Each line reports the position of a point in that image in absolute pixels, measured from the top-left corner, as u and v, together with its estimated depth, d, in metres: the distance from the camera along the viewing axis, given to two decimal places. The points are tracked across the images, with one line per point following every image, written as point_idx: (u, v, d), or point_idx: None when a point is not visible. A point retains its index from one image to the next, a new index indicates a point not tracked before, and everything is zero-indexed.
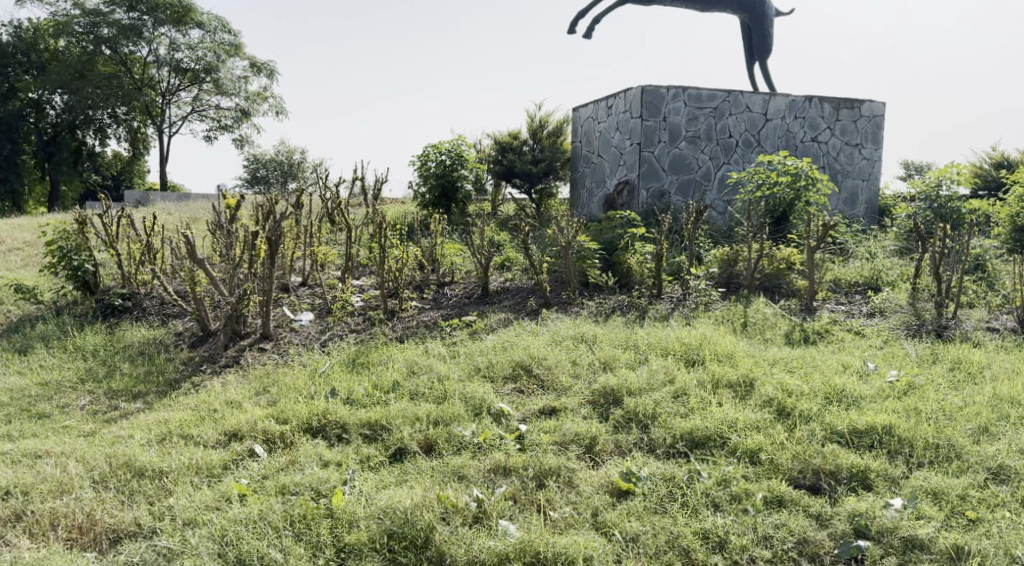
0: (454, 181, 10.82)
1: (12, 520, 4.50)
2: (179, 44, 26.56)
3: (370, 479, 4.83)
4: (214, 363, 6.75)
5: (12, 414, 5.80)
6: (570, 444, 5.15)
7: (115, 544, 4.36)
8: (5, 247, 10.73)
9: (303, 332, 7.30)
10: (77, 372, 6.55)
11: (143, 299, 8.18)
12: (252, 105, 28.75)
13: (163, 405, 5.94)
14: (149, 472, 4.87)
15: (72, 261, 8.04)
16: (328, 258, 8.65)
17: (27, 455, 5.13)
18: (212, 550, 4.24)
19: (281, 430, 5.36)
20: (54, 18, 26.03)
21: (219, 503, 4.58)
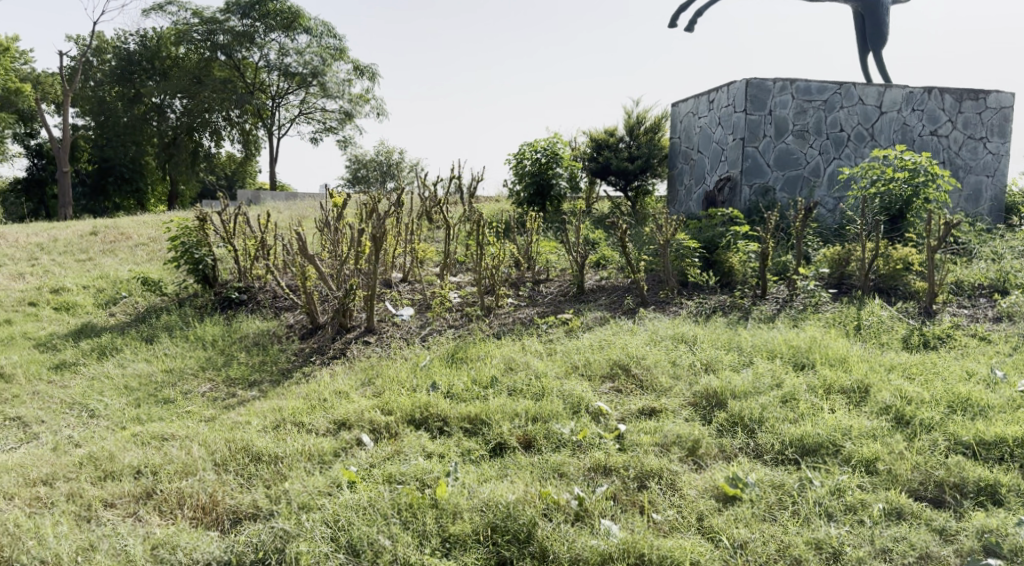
0: (549, 178, 10.81)
1: (143, 497, 4.76)
2: (288, 49, 27.53)
3: (472, 473, 4.89)
4: (322, 355, 6.99)
5: (140, 398, 6.15)
6: (672, 446, 5.08)
7: (236, 524, 4.56)
8: (133, 242, 11.39)
9: (404, 326, 7.45)
10: (198, 360, 6.88)
11: (257, 292, 8.54)
12: (355, 106, 29.52)
13: (276, 394, 6.18)
14: (265, 457, 5.08)
15: (194, 255, 8.48)
16: (427, 254, 8.80)
17: (154, 437, 5.43)
18: (326, 534, 4.37)
19: (387, 421, 5.50)
20: (176, 26, 27.49)
21: (331, 489, 4.74)
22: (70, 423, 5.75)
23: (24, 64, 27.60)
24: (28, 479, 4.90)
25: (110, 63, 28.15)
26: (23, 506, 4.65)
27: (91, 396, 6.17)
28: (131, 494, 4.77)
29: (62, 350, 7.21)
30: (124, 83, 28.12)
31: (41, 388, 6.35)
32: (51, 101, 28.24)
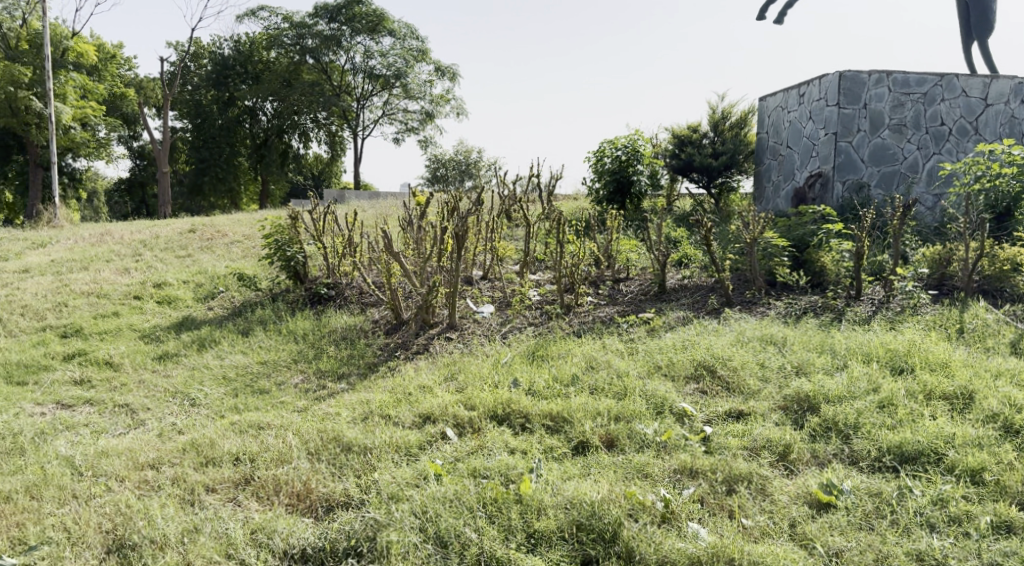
0: (629, 175, 10.71)
1: (242, 483, 4.95)
2: (373, 52, 28.09)
3: (556, 470, 4.90)
4: (407, 350, 7.12)
5: (237, 389, 6.38)
6: (762, 450, 4.99)
7: (329, 512, 4.70)
8: (229, 239, 11.85)
9: (486, 324, 7.50)
10: (291, 353, 7.10)
11: (344, 288, 8.76)
12: (436, 107, 29.92)
13: (363, 387, 6.32)
14: (356, 448, 5.22)
15: (286, 252, 8.76)
16: (507, 252, 8.83)
17: (251, 425, 5.64)
18: (414, 524, 4.46)
19: (470, 416, 5.56)
20: (267, 32, 28.48)
21: (418, 481, 4.83)
22: (173, 410, 6.02)
23: (128, 69, 28.94)
24: (137, 462, 5.14)
25: (206, 68, 29.26)
26: (132, 488, 4.87)
27: (192, 386, 6.44)
28: (231, 480, 4.96)
29: (165, 342, 7.53)
30: (219, 87, 29.22)
31: (146, 377, 6.66)
32: (152, 105, 29.53)
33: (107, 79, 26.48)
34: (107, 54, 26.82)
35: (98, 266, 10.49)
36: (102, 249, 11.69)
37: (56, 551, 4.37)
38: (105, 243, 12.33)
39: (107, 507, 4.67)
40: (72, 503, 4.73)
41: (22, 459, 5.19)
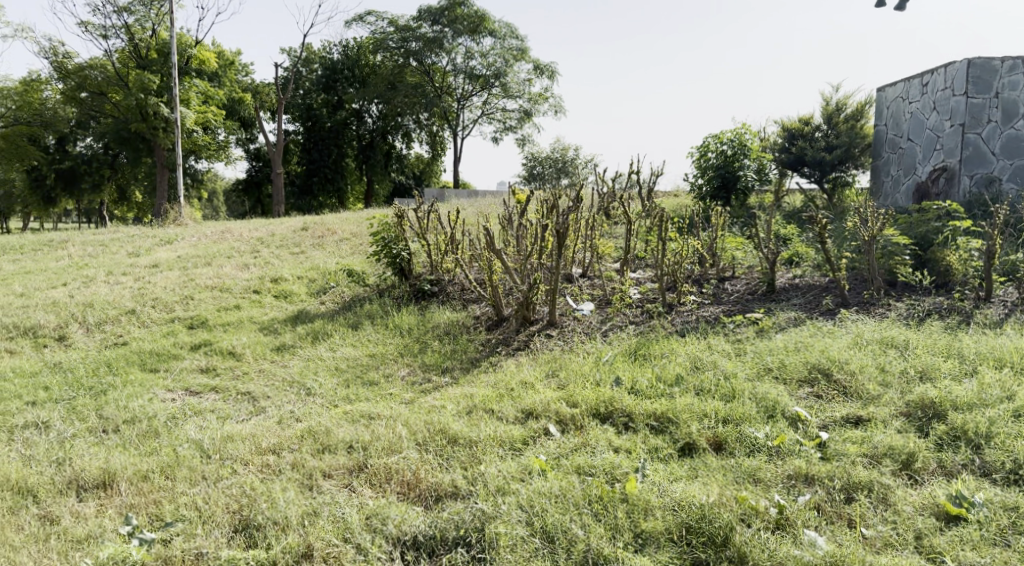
0: (735, 171, 10.46)
1: (355, 470, 5.12)
2: (474, 53, 28.39)
3: (662, 470, 4.86)
4: (508, 346, 7.18)
5: (348, 379, 6.60)
6: (883, 458, 4.81)
7: (438, 501, 4.83)
8: (338, 237, 12.24)
9: (586, 321, 7.45)
10: (398, 347, 7.29)
11: (447, 285, 8.91)
12: (535, 105, 29.98)
13: (466, 381, 6.43)
14: (461, 440, 5.33)
15: (392, 250, 9.00)
16: (608, 250, 8.73)
17: (363, 415, 5.82)
18: (521, 519, 4.56)
19: (573, 414, 5.57)
20: (374, 36, 29.38)
21: (523, 475, 4.91)
22: (291, 399, 6.27)
23: (245, 75, 30.22)
24: (259, 447, 5.37)
25: (317, 72, 30.25)
26: (255, 471, 5.10)
27: (307, 376, 6.70)
28: (346, 466, 5.14)
29: (282, 334, 7.85)
30: (329, 91, 30.18)
31: (265, 367, 6.98)
32: (266, 109, 30.75)
33: (225, 85, 27.73)
34: (226, 61, 28.10)
35: (220, 262, 11.02)
36: (223, 246, 12.28)
37: (189, 528, 4.60)
38: (225, 240, 12.93)
39: (233, 488, 4.90)
40: (202, 483, 4.99)
41: (156, 441, 5.51)
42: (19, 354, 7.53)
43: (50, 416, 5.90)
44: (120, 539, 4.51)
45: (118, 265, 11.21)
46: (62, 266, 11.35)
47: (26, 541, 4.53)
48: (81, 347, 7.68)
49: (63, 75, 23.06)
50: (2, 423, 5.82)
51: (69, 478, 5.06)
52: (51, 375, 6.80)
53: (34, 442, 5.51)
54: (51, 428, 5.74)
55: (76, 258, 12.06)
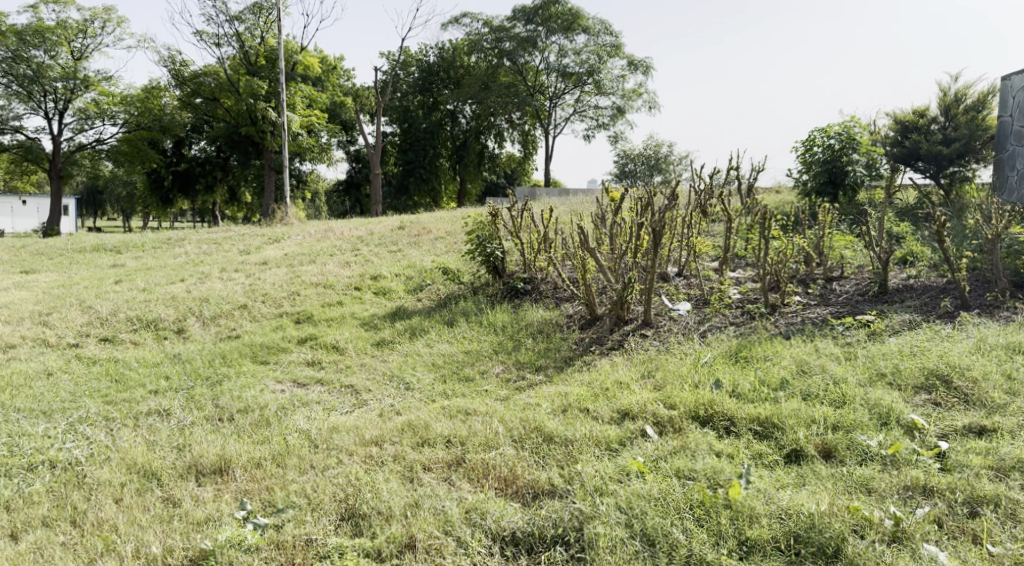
0: (843, 166, 10.07)
1: (453, 465, 5.17)
2: (567, 50, 28.31)
3: (767, 477, 4.75)
4: (601, 345, 7.12)
5: (445, 375, 6.68)
6: (1011, 472, 4.58)
7: (536, 499, 4.83)
8: (433, 235, 12.42)
9: (683, 322, 7.27)
10: (492, 343, 7.34)
11: (539, 283, 8.89)
12: (628, 101, 29.65)
13: (561, 379, 6.41)
14: (557, 439, 5.31)
15: (486, 248, 9.08)
16: (705, 248, 8.51)
17: (459, 411, 5.87)
18: (621, 520, 4.54)
19: (670, 416, 5.47)
20: (470, 37, 29.71)
21: (621, 476, 4.87)
22: (390, 392, 6.39)
23: (345, 79, 31.05)
24: (362, 438, 5.48)
25: (414, 75, 30.80)
26: (359, 462, 5.21)
27: (405, 370, 6.82)
28: (445, 460, 5.19)
29: (382, 329, 8.01)
30: (424, 93, 30.65)
31: (366, 361, 7.13)
32: (365, 111, 31.49)
33: (328, 89, 28.55)
34: (328, 66, 28.94)
35: (323, 259, 11.35)
36: (326, 244, 12.65)
37: (299, 514, 4.73)
38: (327, 238, 13.31)
39: (339, 478, 5.01)
40: (310, 472, 5.12)
41: (268, 430, 5.68)
42: (141, 345, 7.91)
43: (171, 404, 6.17)
44: (237, 523, 4.65)
45: (229, 263, 11.67)
46: (178, 263, 11.87)
47: (151, 521, 4.69)
48: (197, 340, 8.02)
49: (179, 82, 24.19)
50: (128, 409, 6.11)
51: (189, 463, 5.25)
52: (172, 366, 7.12)
53: (156, 429, 5.75)
54: (172, 415, 5.99)
55: (192, 256, 12.61)
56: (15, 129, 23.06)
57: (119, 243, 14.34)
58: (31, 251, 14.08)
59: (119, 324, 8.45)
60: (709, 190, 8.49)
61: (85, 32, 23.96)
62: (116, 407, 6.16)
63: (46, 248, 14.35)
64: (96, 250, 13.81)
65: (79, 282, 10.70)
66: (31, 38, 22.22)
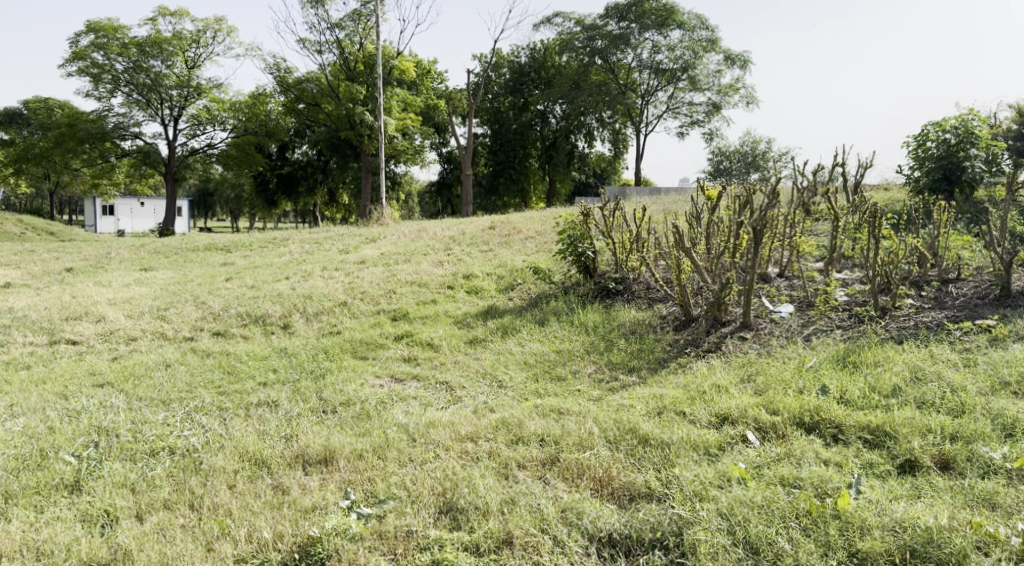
0: (960, 161, 9.56)
1: (548, 463, 5.17)
2: (661, 46, 27.88)
3: (879, 488, 4.58)
4: (697, 347, 6.96)
5: (538, 374, 6.68)
6: None
7: (633, 502, 4.77)
8: (523, 235, 12.47)
9: (785, 324, 7.04)
10: (584, 343, 7.30)
11: (632, 283, 8.78)
12: (724, 97, 29.04)
13: (656, 381, 6.31)
14: (653, 441, 5.24)
15: (577, 248, 9.04)
16: (809, 248, 8.23)
17: (553, 410, 5.86)
18: (722, 526, 4.45)
19: (773, 421, 5.33)
20: (561, 37, 29.85)
21: (721, 482, 4.77)
22: (484, 390, 6.43)
23: (439, 81, 31.59)
24: (458, 434, 5.53)
25: (506, 76, 31.46)
26: (456, 457, 5.26)
27: (498, 368, 6.86)
28: (539, 459, 5.19)
29: (475, 327, 8.08)
30: (515, 94, 31.17)
31: (460, 358, 7.21)
32: (459, 113, 31.90)
33: (423, 92, 29.07)
34: (423, 69, 29.44)
35: (417, 258, 11.54)
36: (420, 243, 12.88)
37: (400, 506, 4.80)
38: (421, 237, 13.58)
39: (437, 472, 5.07)
40: (409, 465, 5.20)
41: (368, 423, 5.81)
42: (251, 339, 8.22)
43: (278, 396, 6.38)
44: (341, 512, 4.76)
45: (330, 261, 11.99)
46: (282, 262, 12.28)
47: (263, 507, 4.84)
48: (301, 335, 8.26)
49: (284, 88, 25.06)
50: (239, 400, 6.35)
51: (296, 453, 5.41)
52: (279, 359, 7.36)
53: (266, 419, 5.96)
54: (279, 406, 6.20)
55: (295, 255, 13.02)
56: (135, 135, 24.28)
57: (227, 243, 14.95)
58: (148, 250, 14.81)
59: (230, 319, 8.80)
60: (812, 188, 8.21)
61: (198, 42, 25.05)
62: (228, 397, 6.41)
63: (161, 247, 15.08)
64: (205, 249, 14.42)
65: (193, 279, 11.19)
66: (151, 49, 23.31)
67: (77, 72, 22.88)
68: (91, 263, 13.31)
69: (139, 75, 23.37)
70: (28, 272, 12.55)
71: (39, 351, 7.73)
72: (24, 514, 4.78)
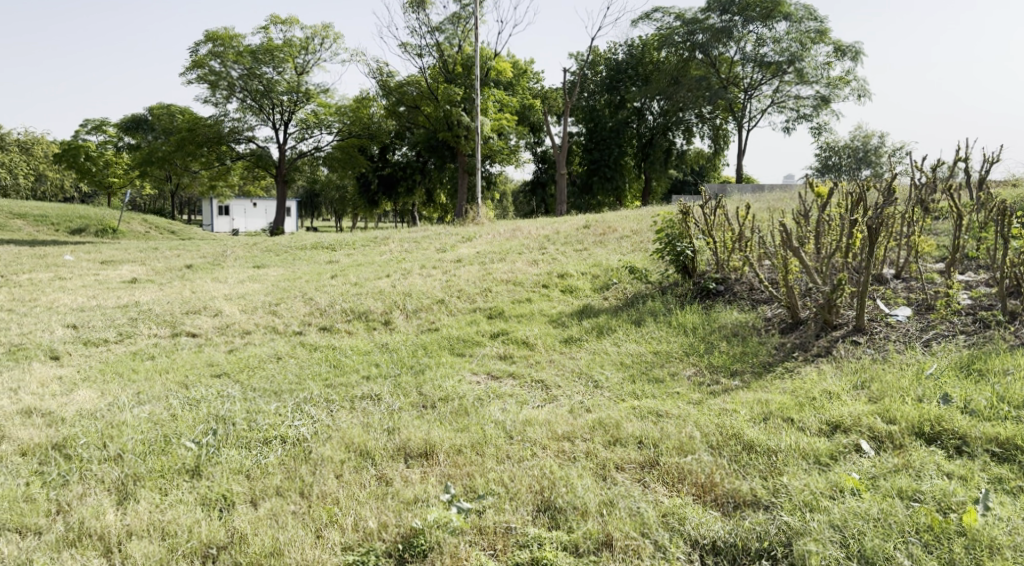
0: None
1: (647, 466, 5.07)
2: (766, 39, 27.11)
3: (1010, 505, 4.36)
4: (805, 351, 6.70)
5: (635, 374, 6.60)
6: None
7: (737, 509, 4.64)
8: (619, 234, 12.32)
9: (902, 329, 6.71)
10: (682, 345, 7.14)
11: (734, 284, 8.54)
12: (833, 90, 27.98)
13: (760, 386, 6.11)
14: (759, 447, 5.08)
15: (676, 247, 8.86)
16: (927, 248, 7.81)
17: (651, 412, 5.76)
18: (836, 539, 4.29)
19: (890, 431, 5.09)
20: (661, 32, 29.50)
21: (833, 493, 4.59)
22: (581, 390, 6.38)
23: (536, 81, 31.70)
24: (555, 433, 5.50)
25: (602, 74, 31.32)
26: (553, 456, 5.23)
27: (595, 368, 6.79)
28: (638, 461, 5.10)
29: (570, 326, 8.02)
30: (612, 91, 30.98)
31: (556, 357, 7.17)
32: (555, 112, 31.92)
33: (518, 92, 29.25)
34: (519, 69, 29.62)
35: (513, 257, 11.56)
36: (515, 242, 12.90)
37: (499, 502, 4.81)
38: (516, 237, 13.61)
39: (534, 470, 5.05)
40: (507, 462, 5.20)
41: (467, 419, 5.84)
42: (354, 334, 8.41)
43: (381, 390, 6.50)
44: (442, 505, 4.80)
45: (429, 259, 12.15)
46: (383, 260, 12.53)
47: (367, 497, 4.94)
48: (402, 331, 8.41)
49: (386, 91, 25.64)
50: (344, 393, 6.50)
51: (398, 445, 5.49)
52: (380, 354, 7.51)
53: (370, 412, 6.07)
54: (382, 400, 6.31)
55: (396, 253, 13.28)
56: (248, 138, 25.31)
57: (332, 242, 15.37)
58: (259, 248, 15.38)
59: (335, 315, 9.03)
60: (932, 185, 7.78)
61: (306, 48, 25.87)
62: (334, 390, 6.57)
63: (270, 245, 15.65)
64: (312, 247, 14.89)
65: (301, 276, 11.55)
66: (263, 56, 24.18)
67: (195, 80, 23.98)
68: (208, 260, 13.93)
69: (253, 82, 24.30)
70: (152, 268, 13.25)
71: (161, 343, 8.12)
72: (149, 495, 5.00)
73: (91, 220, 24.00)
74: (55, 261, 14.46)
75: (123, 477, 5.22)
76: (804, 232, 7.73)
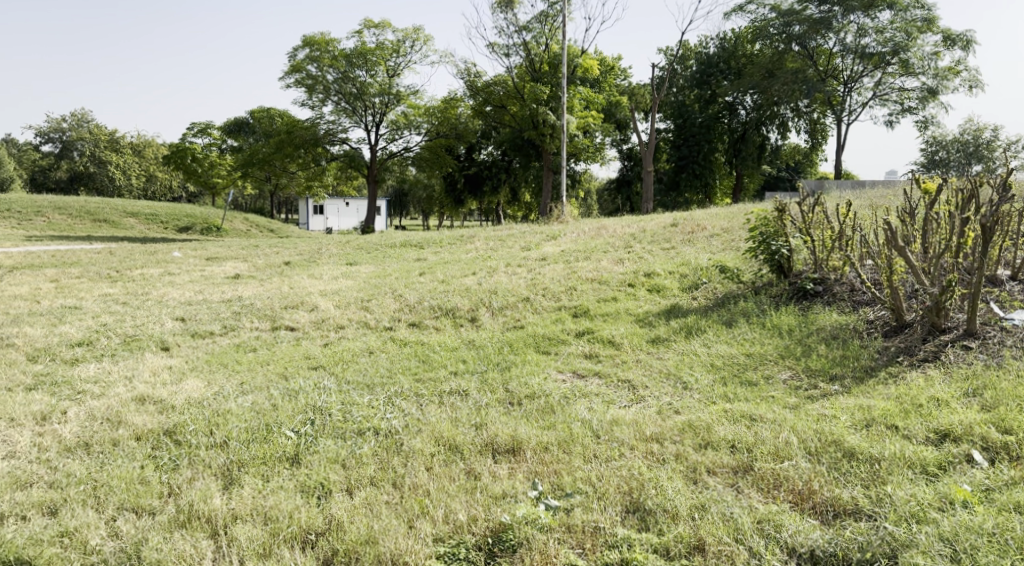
0: None
1: (741, 471, 4.94)
2: (868, 28, 25.92)
3: None
4: (911, 356, 6.41)
5: (726, 376, 6.44)
6: None
7: (837, 518, 4.48)
8: (710, 232, 12.06)
9: (1019, 334, 6.34)
10: (777, 347, 6.94)
11: (833, 284, 8.23)
12: (941, 81, 26.69)
13: (861, 391, 5.89)
14: (861, 455, 4.88)
15: (771, 246, 8.62)
16: None
17: (744, 416, 5.61)
18: (946, 553, 4.09)
19: (1005, 441, 4.83)
20: (755, 24, 28.84)
21: (942, 504, 4.38)
22: (669, 391, 6.27)
23: (624, 78, 31.48)
24: (644, 434, 5.42)
25: (693, 68, 30.86)
26: (641, 457, 5.16)
27: (684, 369, 6.67)
28: (731, 466, 4.97)
29: (658, 326, 7.90)
30: (702, 86, 30.42)
31: (643, 357, 7.07)
32: (643, 109, 31.58)
33: (605, 90, 29.06)
34: (608, 66, 29.43)
35: (600, 256, 11.48)
36: (601, 241, 12.78)
37: (587, 501, 4.76)
38: (602, 235, 13.47)
39: (623, 470, 4.99)
40: (595, 461, 5.15)
41: (554, 417, 5.82)
42: (443, 330, 8.51)
43: (469, 385, 6.55)
44: (531, 501, 4.79)
45: (515, 258, 12.18)
46: (471, 258, 12.62)
47: (458, 491, 4.98)
48: (488, 328, 8.46)
49: (474, 90, 25.91)
50: (433, 387, 6.58)
51: (486, 441, 5.52)
52: (468, 351, 7.57)
53: (458, 407, 6.12)
54: (469, 396, 6.36)
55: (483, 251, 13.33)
56: (342, 139, 25.92)
57: (421, 240, 15.58)
58: (351, 246, 15.75)
59: (424, 311, 9.16)
60: None
61: (398, 51, 26.26)
62: (423, 384, 6.66)
63: (361, 243, 15.98)
64: (403, 245, 15.13)
65: (392, 273, 11.76)
66: (356, 60, 24.74)
67: (294, 83, 24.72)
68: (303, 257, 14.31)
69: (347, 85, 24.93)
70: (253, 264, 13.73)
71: (262, 336, 8.41)
72: (252, 481, 5.18)
73: (197, 220, 25.01)
74: (162, 257, 15.12)
75: (227, 463, 5.42)
76: (910, 231, 7.37)
